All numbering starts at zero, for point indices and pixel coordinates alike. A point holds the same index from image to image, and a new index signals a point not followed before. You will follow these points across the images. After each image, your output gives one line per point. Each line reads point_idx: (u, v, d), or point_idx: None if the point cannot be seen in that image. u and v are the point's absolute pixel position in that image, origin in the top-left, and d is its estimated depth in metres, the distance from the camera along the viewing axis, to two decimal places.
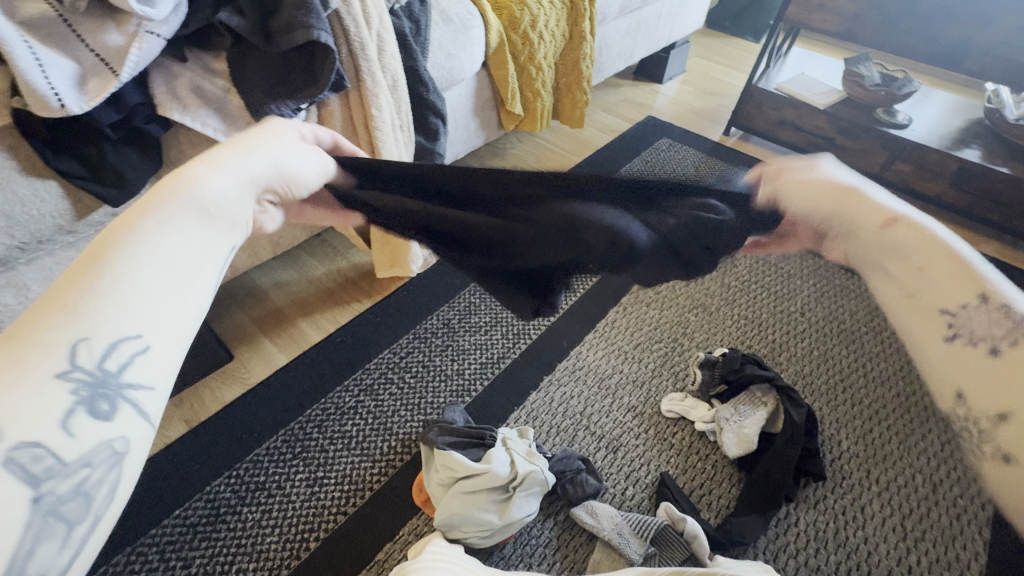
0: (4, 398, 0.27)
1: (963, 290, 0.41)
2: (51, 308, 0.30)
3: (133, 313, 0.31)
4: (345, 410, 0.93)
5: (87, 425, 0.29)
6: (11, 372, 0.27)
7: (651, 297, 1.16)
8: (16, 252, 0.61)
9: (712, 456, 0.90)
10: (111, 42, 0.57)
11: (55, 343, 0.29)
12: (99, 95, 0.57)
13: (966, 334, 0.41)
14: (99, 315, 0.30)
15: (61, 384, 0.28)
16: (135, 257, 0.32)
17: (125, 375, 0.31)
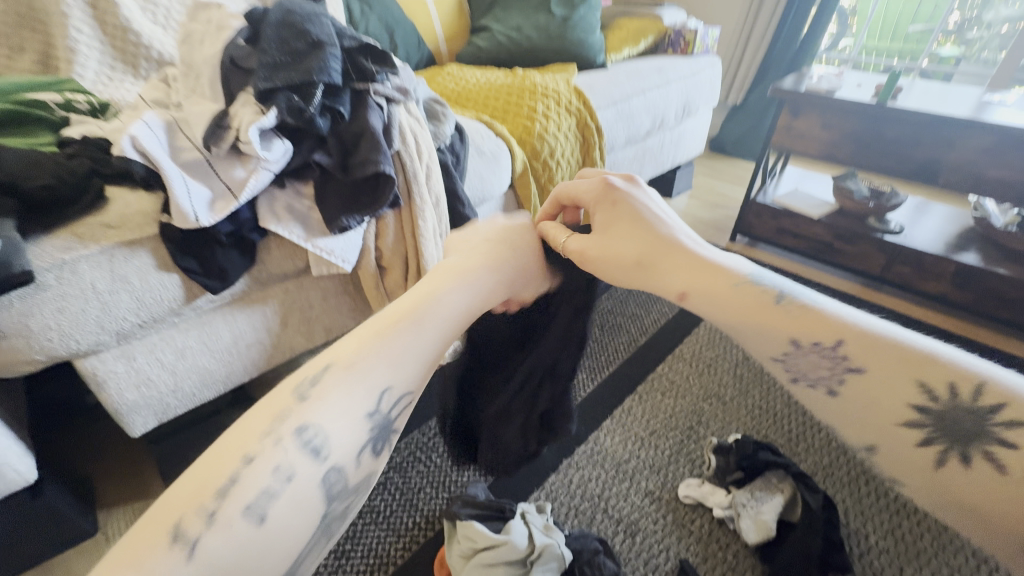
0: (336, 409, 0.38)
1: (791, 329, 0.42)
2: (374, 362, 0.41)
3: (396, 378, 0.42)
4: (374, 486, 0.99)
5: (366, 458, 0.40)
6: (356, 386, 0.40)
7: (665, 387, 1.23)
8: (136, 328, 0.77)
9: (733, 546, 0.90)
10: (237, 175, 0.78)
11: (364, 387, 0.40)
12: (224, 211, 0.76)
13: (793, 373, 0.43)
14: (385, 372, 0.41)
15: (366, 422, 0.40)
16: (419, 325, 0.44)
17: (389, 424, 0.42)
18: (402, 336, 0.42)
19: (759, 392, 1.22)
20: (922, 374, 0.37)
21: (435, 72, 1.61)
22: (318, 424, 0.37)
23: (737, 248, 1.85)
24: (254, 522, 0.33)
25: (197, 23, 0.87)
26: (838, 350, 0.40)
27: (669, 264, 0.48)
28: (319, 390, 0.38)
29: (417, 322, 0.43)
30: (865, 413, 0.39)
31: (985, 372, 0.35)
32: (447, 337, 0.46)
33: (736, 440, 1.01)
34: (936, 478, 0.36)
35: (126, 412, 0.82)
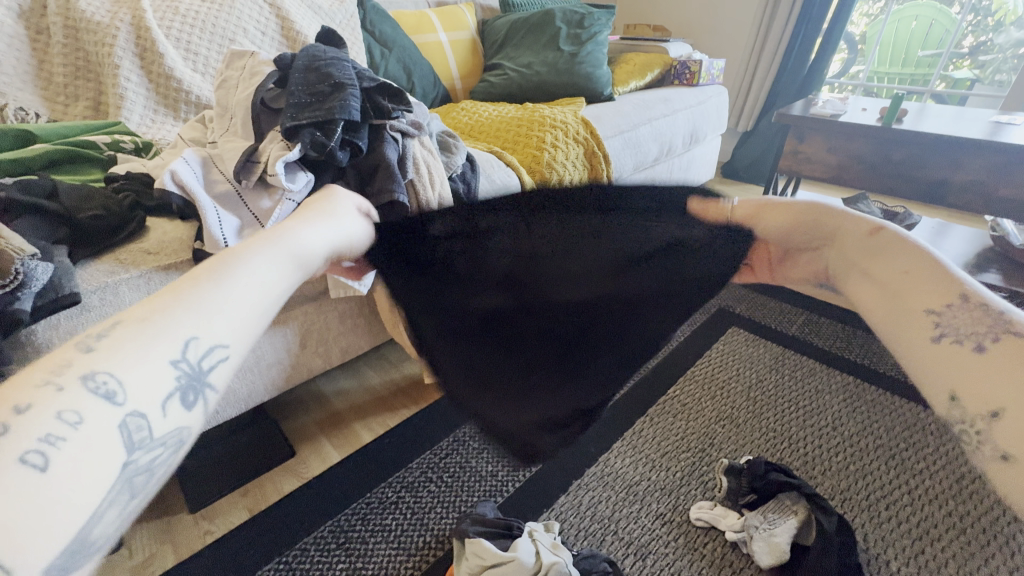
0: (128, 358, 0.32)
1: (938, 294, 0.46)
2: (172, 303, 0.36)
3: (210, 323, 0.36)
4: (386, 505, 1.01)
5: (177, 413, 0.34)
6: (149, 336, 0.34)
7: (676, 409, 1.24)
8: None
9: (745, 570, 0.88)
10: (264, 205, 0.85)
11: (175, 333, 0.34)
12: (250, 238, 0.82)
13: (943, 326, 0.44)
14: (201, 314, 0.36)
15: (170, 370, 0.34)
16: (240, 263, 0.40)
17: (207, 375, 0.36)
18: (199, 284, 0.37)
19: (772, 414, 1.21)
20: None
21: (451, 108, 1.70)
22: (113, 369, 0.32)
23: None
24: (33, 471, 0.27)
25: (232, 70, 0.96)
26: (975, 307, 0.44)
27: (854, 244, 0.53)
28: (109, 339, 0.33)
29: (225, 270, 0.38)
30: (986, 369, 0.42)
31: None
32: (282, 276, 0.42)
33: (748, 461, 1.01)
34: None
35: None
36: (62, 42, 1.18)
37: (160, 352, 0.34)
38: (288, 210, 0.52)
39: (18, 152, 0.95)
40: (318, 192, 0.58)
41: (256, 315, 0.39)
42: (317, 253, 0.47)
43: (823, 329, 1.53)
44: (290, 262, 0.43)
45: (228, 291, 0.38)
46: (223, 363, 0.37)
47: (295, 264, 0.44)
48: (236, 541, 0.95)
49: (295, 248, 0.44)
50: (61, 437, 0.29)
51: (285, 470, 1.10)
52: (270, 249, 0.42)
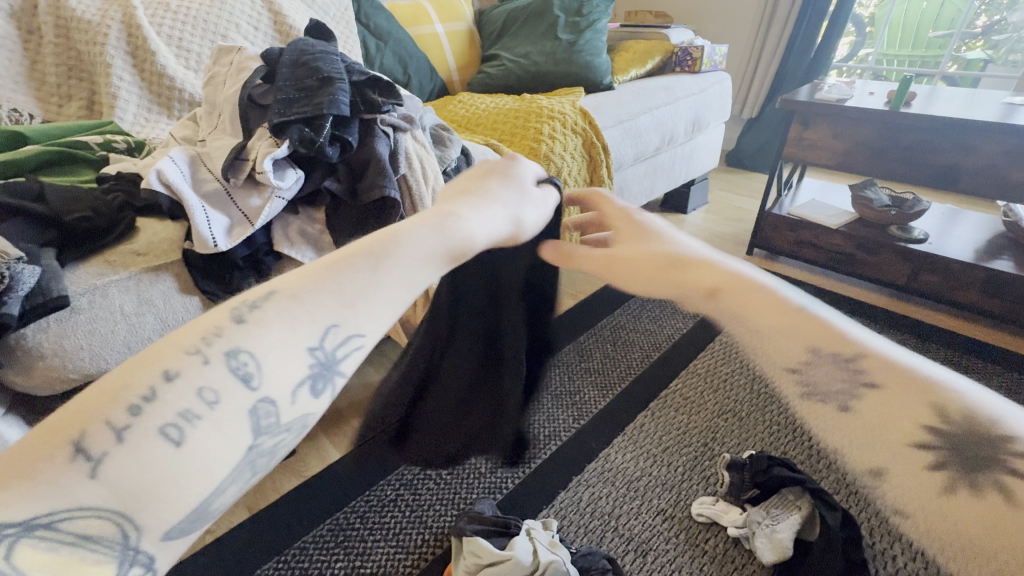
0: (270, 338, 0.34)
1: (806, 335, 0.45)
2: (322, 285, 0.37)
3: (355, 316, 0.37)
4: (385, 503, 1.01)
5: (307, 399, 0.36)
6: (292, 316, 0.36)
7: (679, 403, 1.22)
8: None
9: (748, 566, 0.87)
10: (253, 204, 0.83)
11: (318, 320, 0.36)
12: (240, 237, 0.81)
13: (809, 386, 0.44)
14: (349, 306, 0.37)
15: (307, 357, 0.36)
16: (391, 252, 0.40)
17: (340, 366, 0.37)
18: (356, 265, 0.39)
19: (777, 407, 1.19)
20: (935, 399, 0.40)
21: (448, 100, 1.68)
22: (252, 348, 0.34)
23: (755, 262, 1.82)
24: (170, 446, 0.30)
25: (220, 66, 0.95)
26: (854, 363, 0.43)
27: (702, 270, 0.51)
28: (259, 310, 0.35)
29: (380, 257, 0.40)
30: (876, 431, 0.41)
31: (961, 389, 0.41)
32: (425, 270, 0.42)
33: (750, 455, 0.99)
34: (942, 504, 0.37)
35: None
36: (53, 41, 1.17)
37: (300, 337, 0.35)
38: (460, 186, 0.53)
39: (9, 154, 0.95)
40: (506, 166, 0.57)
41: (391, 310, 0.40)
42: (473, 241, 0.46)
43: None
44: (438, 255, 0.43)
45: (380, 281, 0.39)
46: (358, 352, 0.38)
47: (441, 256, 0.44)
48: (236, 540, 0.95)
49: (453, 237, 0.44)
50: (205, 410, 0.32)
51: (285, 469, 1.10)
52: (431, 235, 0.43)
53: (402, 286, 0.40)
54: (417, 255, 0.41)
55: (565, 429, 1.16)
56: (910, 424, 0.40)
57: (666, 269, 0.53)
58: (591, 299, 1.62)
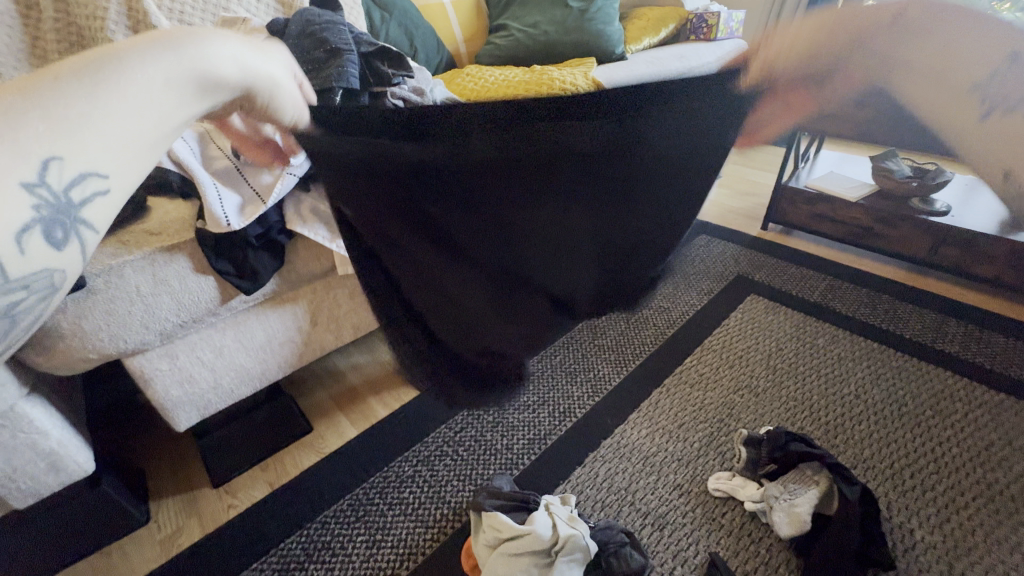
0: None
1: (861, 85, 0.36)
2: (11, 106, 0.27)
3: (98, 152, 0.30)
4: (403, 478, 1.02)
5: (40, 249, 0.30)
6: None
7: (694, 379, 1.21)
8: (176, 328, 0.82)
9: (766, 540, 0.87)
10: (265, 181, 0.81)
11: (24, 151, 0.27)
12: (252, 216, 0.79)
13: (897, 133, 0.35)
14: (71, 139, 0.29)
15: (24, 196, 0.28)
16: (113, 74, 0.29)
17: (83, 206, 0.31)
18: (64, 87, 0.28)
19: (793, 383, 1.18)
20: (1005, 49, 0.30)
21: (456, 73, 1.63)
22: None
23: (770, 237, 1.79)
24: None
25: None
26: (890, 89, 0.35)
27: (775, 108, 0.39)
28: None
29: (94, 78, 0.29)
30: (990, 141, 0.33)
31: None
32: (182, 112, 0.33)
33: (767, 431, 0.99)
34: None
35: (172, 407, 0.88)
36: (54, 18, 1.14)
37: (6, 171, 0.27)
38: None
39: None
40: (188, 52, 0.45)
41: (145, 151, 0.32)
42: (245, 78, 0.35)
43: (848, 295, 1.48)
44: (195, 88, 0.33)
45: (113, 111, 0.30)
46: (103, 198, 0.32)
47: (204, 92, 0.33)
48: (259, 514, 0.97)
49: (207, 64, 0.33)
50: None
51: (303, 446, 1.11)
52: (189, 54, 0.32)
53: (150, 121, 0.31)
54: (164, 86, 0.31)
55: (580, 406, 1.16)
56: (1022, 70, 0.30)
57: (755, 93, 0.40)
58: None
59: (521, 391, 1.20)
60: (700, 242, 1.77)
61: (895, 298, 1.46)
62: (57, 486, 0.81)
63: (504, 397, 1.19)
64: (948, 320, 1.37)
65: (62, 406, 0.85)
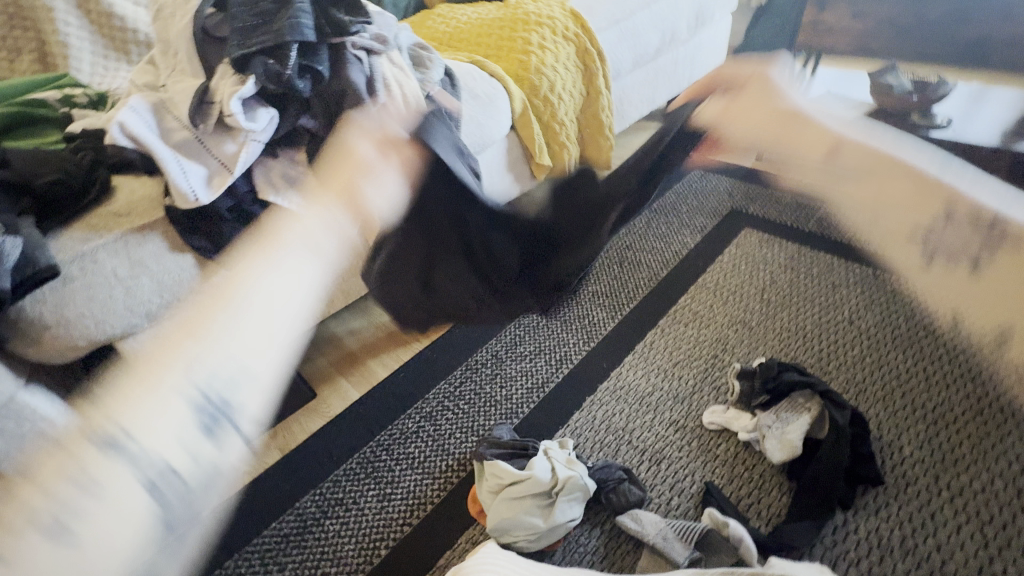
0: (128, 412, 0.27)
1: (824, 138, 0.56)
2: (180, 344, 0.32)
3: (227, 358, 0.31)
4: (408, 434, 1.05)
5: (206, 449, 0.28)
6: (139, 393, 0.28)
7: (688, 318, 1.22)
8: (163, 309, 0.82)
9: (759, 466, 0.90)
10: (227, 149, 0.78)
11: (197, 368, 0.30)
12: (220, 186, 0.78)
13: (841, 169, 0.52)
14: (213, 339, 0.32)
15: (189, 405, 0.28)
16: (240, 295, 0.36)
17: (237, 410, 0.30)
18: (187, 339, 0.32)
19: (786, 315, 1.19)
20: (918, 174, 0.46)
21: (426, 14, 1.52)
22: (121, 421, 0.27)
23: None
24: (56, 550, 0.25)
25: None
26: (847, 150, 0.52)
27: (804, 126, 0.59)
28: (99, 407, 0.29)
29: (231, 302, 0.35)
30: (876, 205, 0.48)
31: (963, 188, 0.44)
32: (297, 289, 0.37)
33: (760, 364, 1.00)
34: (896, 239, 0.46)
35: None
36: None
37: (173, 386, 0.28)
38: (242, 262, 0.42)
39: None
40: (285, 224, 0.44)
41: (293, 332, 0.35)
42: (320, 253, 0.40)
43: None
44: (302, 292, 0.37)
45: (259, 287, 0.36)
46: (234, 406, 0.30)
47: (309, 296, 0.38)
48: (274, 478, 1.01)
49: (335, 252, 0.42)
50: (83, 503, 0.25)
51: (309, 412, 1.14)
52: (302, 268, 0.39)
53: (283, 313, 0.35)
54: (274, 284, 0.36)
55: (575, 352, 1.17)
56: (936, 205, 0.44)
57: (782, 122, 0.61)
58: None
59: (517, 342, 1.21)
60: (694, 177, 1.72)
61: None
62: None
63: (500, 350, 1.20)
64: None
65: None
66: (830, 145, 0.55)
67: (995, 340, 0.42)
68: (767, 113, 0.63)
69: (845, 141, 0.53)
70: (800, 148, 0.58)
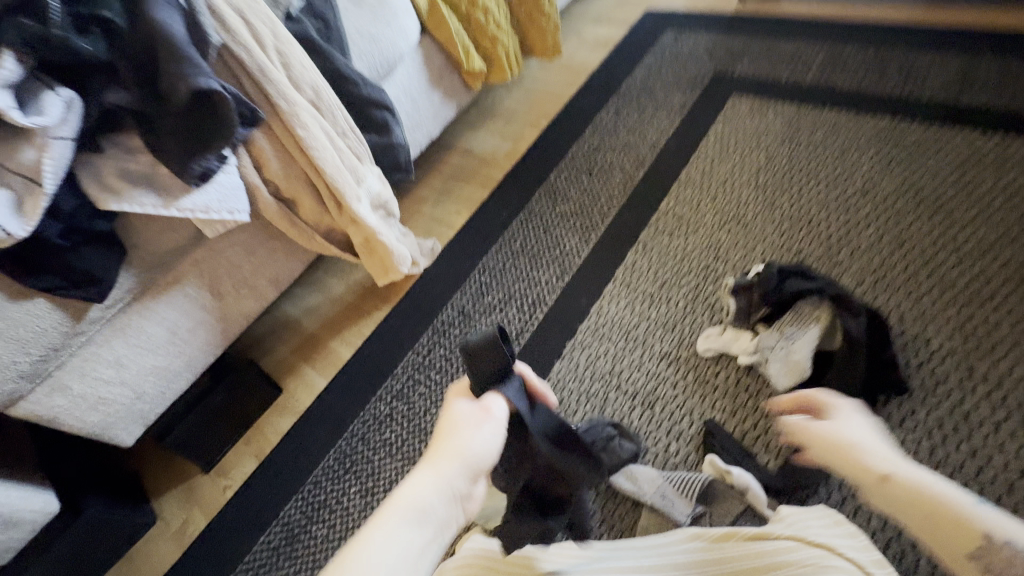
0: (378, 539, 0.45)
1: (921, 507, 0.46)
2: (406, 492, 0.49)
3: (425, 502, 0.49)
4: (382, 419, 0.97)
5: None
6: (400, 511, 0.47)
7: (672, 226, 1.04)
8: (43, 364, 0.69)
9: (764, 391, 0.80)
10: (27, 160, 0.58)
11: (414, 505, 0.48)
12: (35, 212, 0.59)
13: (893, 491, 0.48)
14: (412, 504, 0.48)
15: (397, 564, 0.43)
16: (441, 466, 0.51)
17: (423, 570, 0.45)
18: (426, 471, 0.52)
19: (787, 200, 1.00)
20: (956, 521, 0.45)
21: None
22: (370, 547, 0.44)
23: (753, 6, 1.41)
24: None
25: None
26: (887, 479, 0.48)
27: (880, 494, 0.49)
28: (375, 518, 0.47)
29: (446, 455, 0.53)
30: (934, 529, 0.46)
31: (992, 522, 0.44)
32: (466, 474, 0.52)
33: (758, 272, 0.85)
34: (959, 559, 0.45)
35: (103, 431, 0.81)
36: None
37: (396, 536, 0.45)
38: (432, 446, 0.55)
39: None
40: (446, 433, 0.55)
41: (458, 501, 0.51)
42: (489, 455, 0.54)
43: (852, 62, 1.18)
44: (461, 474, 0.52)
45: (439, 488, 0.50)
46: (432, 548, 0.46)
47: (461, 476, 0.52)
48: (255, 488, 0.96)
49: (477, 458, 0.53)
50: None
51: (277, 410, 1.05)
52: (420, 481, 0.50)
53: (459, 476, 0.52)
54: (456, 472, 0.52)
55: (549, 292, 1.03)
56: (977, 531, 0.44)
57: (841, 454, 0.52)
58: (555, 123, 1.33)
59: (483, 292, 1.07)
60: (666, 40, 1.42)
61: (913, 48, 1.17)
62: (31, 535, 0.79)
63: (467, 304, 1.07)
64: (981, 60, 1.09)
65: None
66: (894, 468, 0.49)
67: (980, 567, 0.44)
68: (857, 467, 0.51)
69: (897, 472, 0.49)
70: (866, 472, 0.50)
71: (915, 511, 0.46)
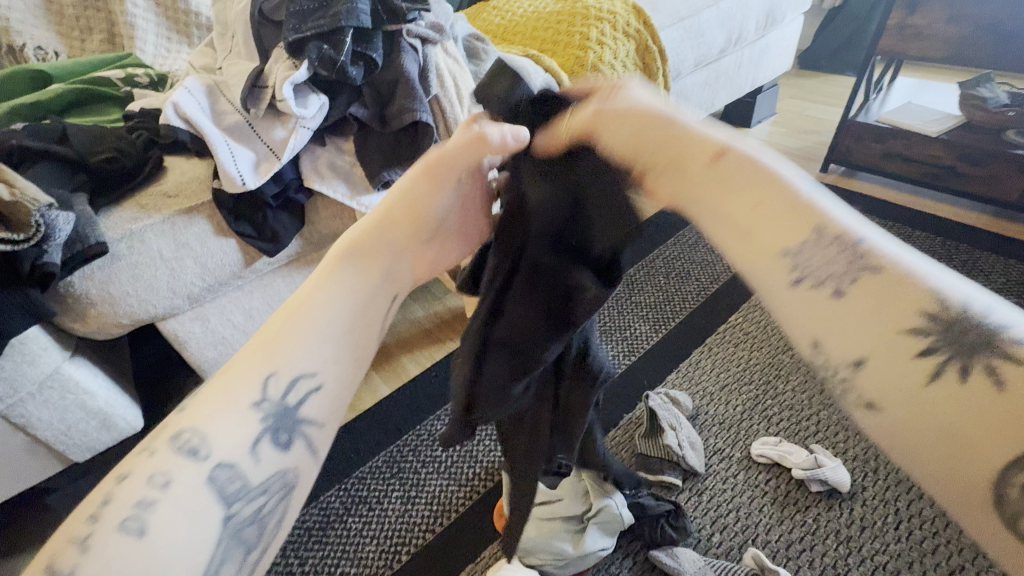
0: (206, 420, 0.35)
1: (789, 220, 0.33)
2: (264, 348, 0.38)
3: (302, 355, 0.38)
4: (436, 437, 1.01)
5: (269, 455, 0.35)
6: (219, 405, 0.36)
7: (740, 338, 1.13)
8: (204, 292, 0.82)
9: (815, 509, 0.83)
10: (278, 136, 0.77)
11: (254, 382, 0.37)
12: (266, 173, 0.76)
13: (776, 270, 0.33)
14: (283, 356, 0.38)
15: (255, 412, 0.36)
16: (298, 320, 0.39)
17: (295, 417, 0.37)
18: (277, 330, 0.39)
19: None
20: (924, 308, 0.28)
21: (480, 8, 1.43)
22: (200, 432, 0.34)
23: (830, 179, 1.61)
24: (134, 535, 0.30)
25: None
26: (855, 246, 0.31)
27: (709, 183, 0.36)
28: (201, 403, 0.36)
29: (296, 318, 0.39)
30: (853, 319, 0.30)
31: (950, 287, 0.29)
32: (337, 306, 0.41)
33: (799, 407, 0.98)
34: (919, 387, 0.27)
35: (208, 367, 0.90)
36: None
37: (241, 398, 0.36)
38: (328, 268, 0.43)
39: (38, 93, 0.90)
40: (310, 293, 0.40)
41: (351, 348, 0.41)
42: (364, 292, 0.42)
43: (919, 244, 1.33)
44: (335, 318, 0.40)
45: (318, 313, 0.39)
46: (305, 386, 0.38)
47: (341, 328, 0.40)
48: None
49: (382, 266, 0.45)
50: (162, 495, 0.32)
51: None
52: (329, 439, 0.39)
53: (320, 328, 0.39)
54: (263, 354, 0.38)
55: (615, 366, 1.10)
56: (919, 303, 0.28)
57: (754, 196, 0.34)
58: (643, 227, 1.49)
59: None
60: None
61: (976, 246, 1.31)
62: (112, 442, 0.85)
63: None
64: None
65: (109, 367, 0.87)
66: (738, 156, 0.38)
67: (991, 384, 0.26)
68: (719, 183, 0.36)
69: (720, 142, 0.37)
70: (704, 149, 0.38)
71: (771, 212, 0.33)
